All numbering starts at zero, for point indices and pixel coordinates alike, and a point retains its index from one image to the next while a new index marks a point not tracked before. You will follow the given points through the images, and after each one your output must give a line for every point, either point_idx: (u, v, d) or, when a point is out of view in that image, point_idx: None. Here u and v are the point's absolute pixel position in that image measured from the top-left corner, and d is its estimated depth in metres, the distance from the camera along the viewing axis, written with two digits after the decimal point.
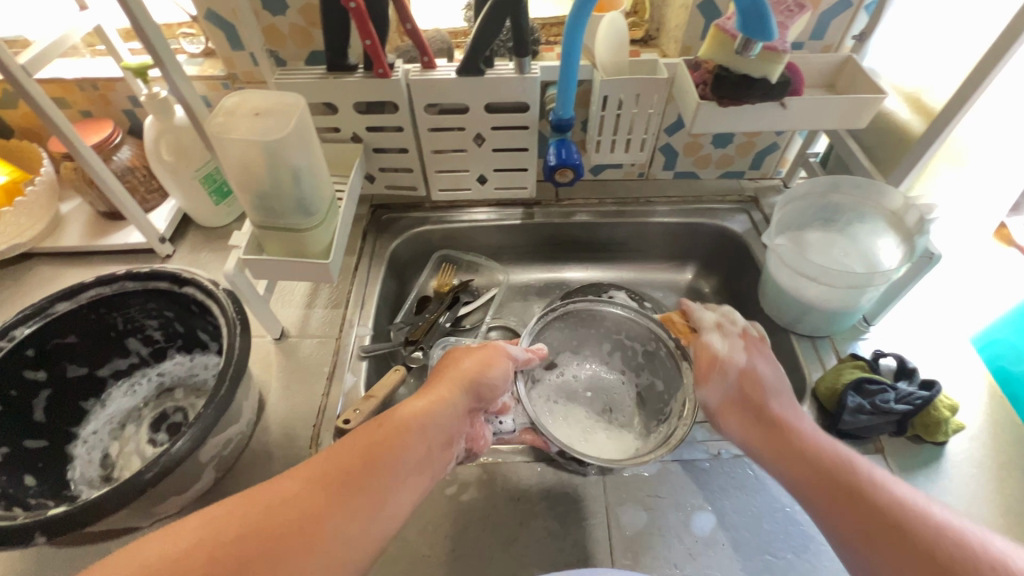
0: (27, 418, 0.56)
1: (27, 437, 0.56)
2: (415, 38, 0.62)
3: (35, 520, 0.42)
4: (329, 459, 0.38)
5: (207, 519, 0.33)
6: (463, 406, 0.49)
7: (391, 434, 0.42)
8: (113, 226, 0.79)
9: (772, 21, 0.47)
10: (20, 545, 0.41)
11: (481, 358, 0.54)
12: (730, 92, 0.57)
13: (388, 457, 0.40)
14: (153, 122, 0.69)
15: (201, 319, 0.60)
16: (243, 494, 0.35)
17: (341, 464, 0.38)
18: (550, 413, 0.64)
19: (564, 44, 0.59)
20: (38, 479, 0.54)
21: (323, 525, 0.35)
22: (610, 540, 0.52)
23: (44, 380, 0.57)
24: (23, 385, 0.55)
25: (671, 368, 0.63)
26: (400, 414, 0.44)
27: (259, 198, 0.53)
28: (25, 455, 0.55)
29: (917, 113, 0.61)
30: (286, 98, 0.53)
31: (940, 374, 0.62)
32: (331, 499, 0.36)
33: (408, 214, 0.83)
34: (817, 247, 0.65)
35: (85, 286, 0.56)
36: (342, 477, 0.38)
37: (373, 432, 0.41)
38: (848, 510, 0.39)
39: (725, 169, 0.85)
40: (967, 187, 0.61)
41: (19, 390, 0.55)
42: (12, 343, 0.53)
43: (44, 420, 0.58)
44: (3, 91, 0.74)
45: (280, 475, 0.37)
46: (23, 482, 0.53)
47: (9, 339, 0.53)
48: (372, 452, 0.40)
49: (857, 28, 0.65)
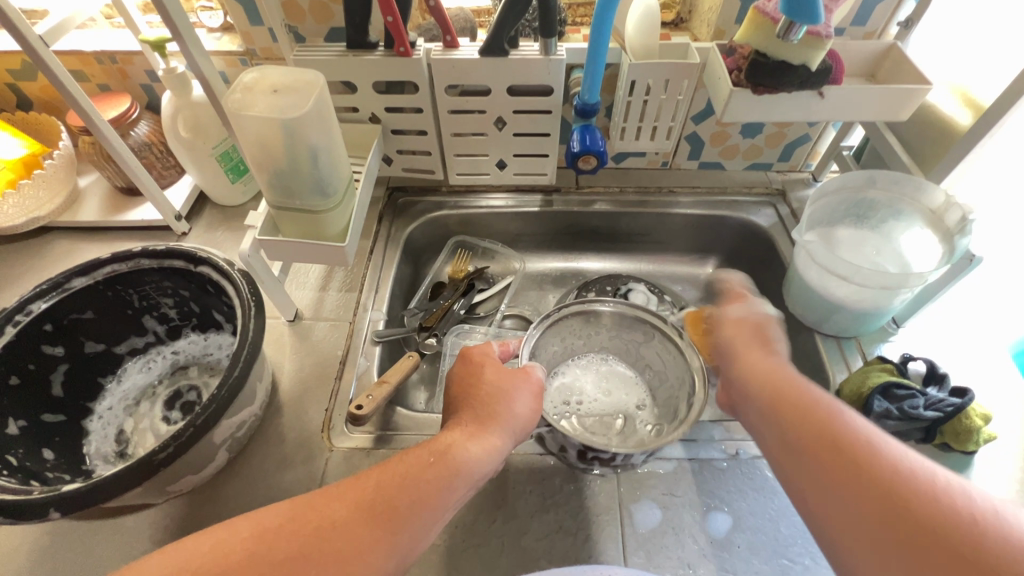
0: (46, 392, 0.56)
1: (45, 411, 0.56)
2: (438, 16, 0.60)
3: (51, 496, 0.42)
4: (377, 480, 0.40)
5: (261, 528, 0.36)
6: (506, 453, 0.47)
7: (439, 475, 0.41)
8: (130, 202, 0.78)
9: (818, 3, 0.44)
10: (36, 521, 0.42)
11: (516, 381, 0.51)
12: (766, 79, 0.54)
13: (431, 497, 0.40)
14: (171, 97, 0.68)
15: (217, 299, 0.59)
16: (304, 503, 0.38)
17: (389, 495, 0.39)
18: (568, 416, 0.61)
19: (594, 24, 0.56)
20: (55, 453, 0.55)
21: (361, 547, 0.36)
22: (622, 537, 0.52)
23: (62, 355, 0.57)
24: (42, 359, 0.55)
25: (677, 359, 0.59)
26: (453, 454, 0.43)
27: (276, 178, 0.52)
28: (43, 428, 0.55)
29: (964, 108, 0.57)
30: (306, 75, 0.52)
31: (970, 381, 0.60)
32: (370, 531, 0.37)
33: (425, 198, 0.82)
34: (849, 245, 0.62)
35: (101, 263, 0.56)
36: (385, 507, 0.39)
37: (424, 466, 0.41)
38: (810, 447, 0.38)
39: (753, 160, 0.82)
40: (1013, 185, 0.58)
41: (38, 364, 0.55)
42: (30, 317, 0.53)
43: (63, 395, 0.58)
44: (23, 63, 0.74)
45: (338, 493, 0.39)
46: (41, 455, 0.53)
47: (26, 313, 0.52)
48: (408, 475, 0.41)
49: (903, 15, 0.61)
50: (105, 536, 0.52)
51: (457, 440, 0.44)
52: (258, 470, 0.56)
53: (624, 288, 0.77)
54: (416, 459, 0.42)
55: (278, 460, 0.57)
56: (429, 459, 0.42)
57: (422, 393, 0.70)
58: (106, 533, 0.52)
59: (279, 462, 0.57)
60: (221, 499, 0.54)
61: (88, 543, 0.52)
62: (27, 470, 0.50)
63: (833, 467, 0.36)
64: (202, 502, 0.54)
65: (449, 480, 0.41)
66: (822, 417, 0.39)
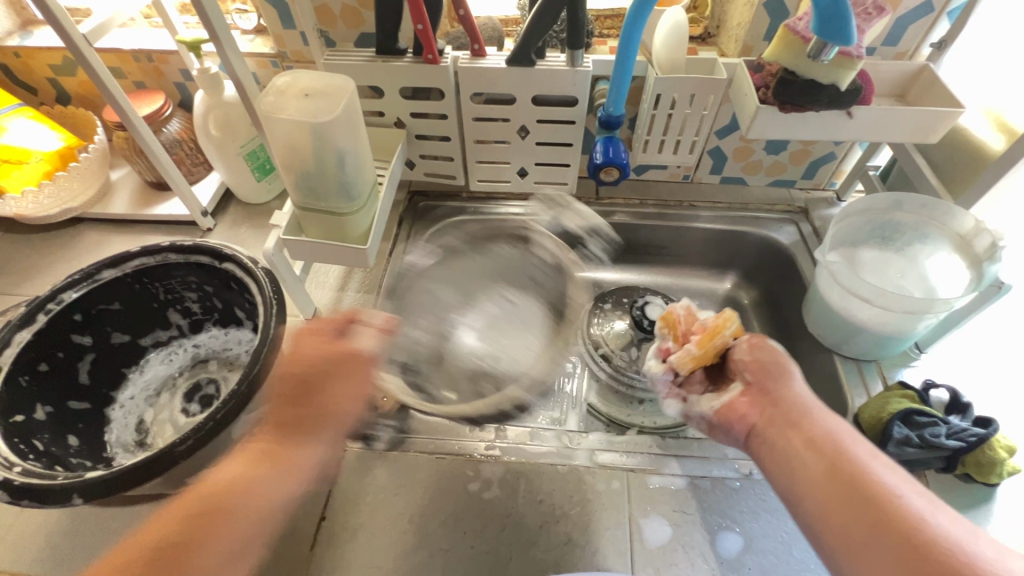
0: (72, 381, 0.58)
1: (70, 399, 0.57)
2: (467, 25, 0.61)
3: (74, 482, 0.43)
4: (159, 530, 0.46)
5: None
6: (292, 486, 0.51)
7: (209, 509, 0.47)
8: (159, 196, 0.80)
9: (852, 24, 0.44)
10: (59, 505, 0.43)
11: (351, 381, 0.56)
12: (794, 97, 0.54)
13: (210, 531, 0.46)
14: (203, 96, 0.70)
15: (239, 296, 0.61)
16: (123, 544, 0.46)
17: (166, 536, 0.45)
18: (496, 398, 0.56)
19: (622, 38, 0.57)
20: (79, 441, 0.56)
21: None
22: (631, 552, 0.51)
23: (89, 344, 0.59)
24: (70, 347, 0.57)
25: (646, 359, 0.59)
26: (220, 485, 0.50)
27: (303, 180, 0.53)
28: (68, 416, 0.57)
29: (996, 132, 0.56)
30: (337, 80, 0.53)
31: (994, 412, 0.58)
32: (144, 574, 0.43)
33: (445, 203, 0.83)
34: (872, 267, 0.61)
35: (131, 256, 0.57)
36: (164, 551, 0.44)
37: (195, 506, 0.47)
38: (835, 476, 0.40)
39: (775, 177, 0.81)
40: None
41: (66, 353, 0.56)
42: (60, 306, 0.54)
43: (88, 383, 0.60)
44: (64, 58, 0.76)
45: (133, 539, 0.46)
46: (64, 441, 0.54)
47: (57, 301, 0.54)
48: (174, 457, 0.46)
49: (936, 36, 0.60)
50: (123, 523, 0.53)
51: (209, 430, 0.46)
52: None
53: (641, 301, 0.74)
54: (200, 499, 0.48)
55: None
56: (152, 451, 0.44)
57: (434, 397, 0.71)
58: (125, 520, 0.54)
59: None
60: None
61: (105, 530, 0.53)
62: (51, 456, 0.51)
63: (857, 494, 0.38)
64: None
65: (220, 518, 0.47)
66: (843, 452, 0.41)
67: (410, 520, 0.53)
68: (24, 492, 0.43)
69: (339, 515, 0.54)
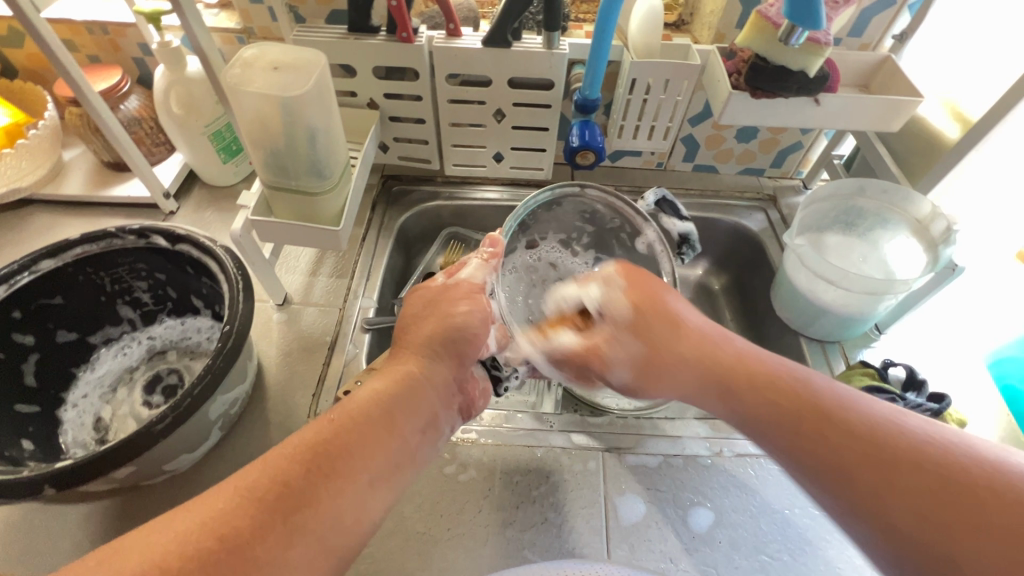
0: (18, 382, 0.54)
1: (18, 402, 0.54)
2: (442, 4, 0.60)
3: (43, 472, 0.40)
4: None
5: None
6: None
7: None
8: (116, 177, 0.76)
9: (821, 8, 0.45)
10: (29, 498, 0.40)
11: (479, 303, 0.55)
12: (765, 82, 0.55)
13: None
14: (164, 71, 0.67)
15: (195, 279, 0.58)
16: None
17: None
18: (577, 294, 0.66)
19: (598, 22, 0.57)
20: (34, 443, 0.53)
21: None
22: (607, 530, 0.52)
23: (31, 343, 0.55)
24: (12, 347, 0.53)
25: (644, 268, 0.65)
26: None
27: (272, 157, 0.52)
28: (16, 419, 0.53)
29: (952, 121, 0.59)
30: (309, 54, 0.51)
31: (947, 388, 0.62)
32: None
33: (420, 187, 0.81)
34: (836, 252, 0.63)
35: (71, 244, 0.53)
36: None
37: None
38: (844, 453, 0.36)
39: (746, 165, 0.83)
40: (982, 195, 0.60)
41: (6, 353, 0.53)
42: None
43: (36, 385, 0.56)
44: (10, 29, 0.71)
45: None
46: (18, 444, 0.51)
47: None
48: (390, 389, 0.44)
49: (898, 28, 0.62)
50: (86, 516, 0.51)
51: (419, 356, 0.48)
52: (241, 454, 0.56)
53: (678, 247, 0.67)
54: None
55: (264, 446, 0.56)
56: (434, 336, 0.50)
57: None
58: (87, 513, 0.51)
59: (265, 447, 0.56)
60: (203, 484, 0.53)
61: (67, 524, 0.51)
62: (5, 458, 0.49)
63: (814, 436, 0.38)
64: (186, 484, 0.53)
65: None
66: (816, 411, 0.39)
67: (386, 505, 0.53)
68: None
69: None
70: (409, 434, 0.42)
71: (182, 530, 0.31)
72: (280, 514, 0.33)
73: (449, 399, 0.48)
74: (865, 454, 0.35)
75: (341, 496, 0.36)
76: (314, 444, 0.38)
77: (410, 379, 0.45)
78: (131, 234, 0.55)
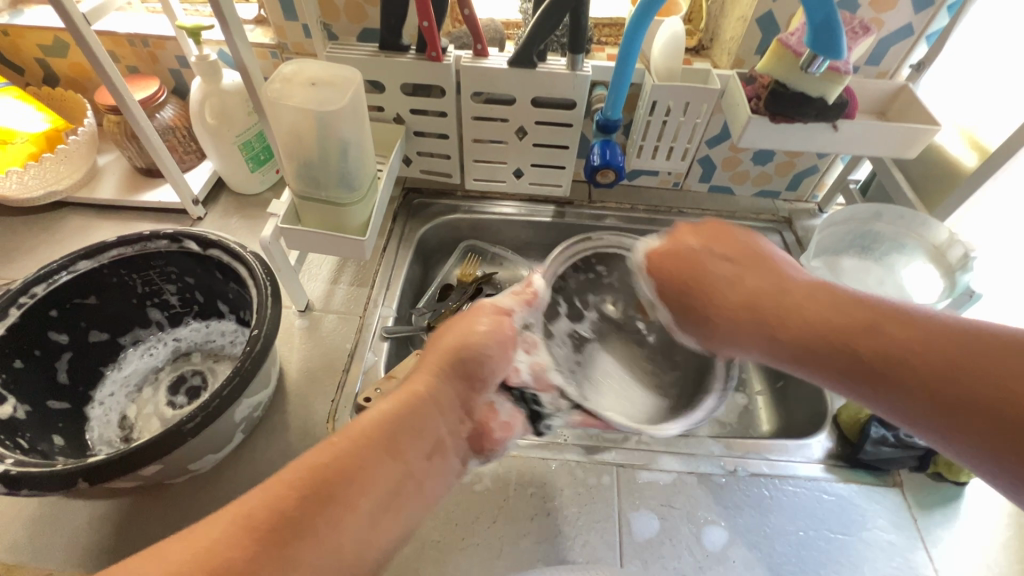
0: (51, 378, 0.56)
1: (50, 398, 0.55)
2: (471, 25, 0.62)
3: (77, 467, 0.42)
4: None
5: None
6: None
7: None
8: (148, 182, 0.79)
9: (842, 39, 0.47)
10: (61, 491, 0.41)
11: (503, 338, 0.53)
12: (784, 108, 0.57)
13: None
14: (201, 83, 0.69)
15: (223, 284, 0.60)
16: None
17: None
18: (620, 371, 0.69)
19: (622, 47, 0.59)
20: (62, 438, 0.54)
21: None
22: (621, 545, 0.52)
23: (65, 342, 0.57)
24: (47, 345, 0.55)
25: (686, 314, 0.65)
26: None
27: (305, 168, 0.54)
28: (47, 414, 0.55)
29: (969, 149, 0.60)
30: (345, 72, 0.53)
31: None
32: None
33: (440, 200, 0.83)
34: (853, 275, 0.64)
35: (107, 246, 0.55)
36: None
37: None
38: (862, 370, 0.37)
39: (762, 187, 0.84)
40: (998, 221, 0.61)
41: (43, 350, 0.55)
42: (32, 301, 0.52)
43: (67, 383, 0.58)
44: (56, 39, 0.75)
45: None
46: (49, 439, 0.53)
47: (30, 295, 0.52)
48: (396, 410, 0.42)
49: (915, 58, 0.64)
50: (109, 512, 0.52)
51: (429, 375, 0.46)
52: (262, 455, 0.57)
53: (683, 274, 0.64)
54: None
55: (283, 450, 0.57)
56: (450, 355, 0.48)
57: None
58: (112, 509, 0.52)
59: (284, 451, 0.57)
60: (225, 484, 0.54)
61: (89, 520, 0.52)
62: (36, 452, 0.50)
63: (873, 365, 0.36)
64: (206, 484, 0.54)
65: None
66: (836, 327, 0.38)
67: None
68: (22, 482, 0.41)
69: None
70: (414, 460, 0.40)
71: (175, 561, 0.30)
72: (275, 546, 0.32)
73: (456, 425, 0.45)
74: (891, 361, 0.35)
75: (338, 525, 0.34)
76: (314, 464, 0.36)
77: (416, 398, 0.43)
78: (165, 238, 0.57)
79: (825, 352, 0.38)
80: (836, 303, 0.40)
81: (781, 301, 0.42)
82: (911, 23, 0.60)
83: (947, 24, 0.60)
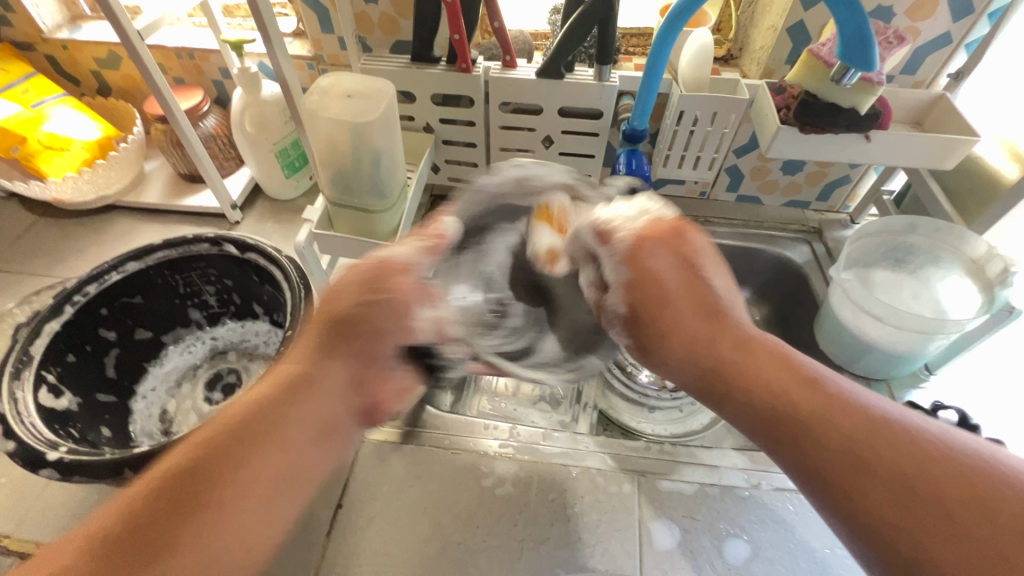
0: (101, 373, 0.59)
1: (100, 391, 0.59)
2: (500, 37, 0.64)
3: (123, 457, 0.44)
4: None
5: None
6: None
7: None
8: (190, 187, 0.83)
9: (875, 50, 0.46)
10: (108, 480, 0.44)
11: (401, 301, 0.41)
12: (815, 118, 0.56)
13: None
14: (242, 94, 0.72)
15: (258, 286, 0.63)
16: None
17: None
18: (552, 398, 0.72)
19: (650, 56, 0.59)
20: (109, 430, 0.58)
21: None
22: (640, 554, 0.52)
23: (113, 339, 0.61)
24: (97, 341, 0.58)
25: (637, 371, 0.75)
26: None
27: (339, 176, 0.56)
28: (96, 406, 0.58)
29: (1010, 161, 0.58)
30: (378, 84, 0.55)
31: (1002, 435, 0.60)
32: None
33: (467, 207, 0.85)
34: (885, 288, 0.62)
35: (154, 248, 0.58)
36: None
37: None
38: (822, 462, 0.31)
39: (791, 197, 0.83)
40: None
41: (94, 346, 0.58)
42: (85, 299, 0.55)
43: (115, 377, 0.61)
44: (110, 52, 0.80)
45: None
46: (97, 430, 0.56)
47: (83, 294, 0.55)
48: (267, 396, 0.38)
49: (954, 66, 0.62)
50: None
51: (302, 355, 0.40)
52: None
53: None
54: None
55: None
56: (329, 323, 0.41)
57: (448, 395, 0.73)
58: None
59: None
60: None
61: None
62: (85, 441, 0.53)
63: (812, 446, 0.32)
64: None
65: None
66: (816, 426, 0.32)
67: (424, 511, 0.55)
68: (72, 469, 0.44)
69: (355, 504, 0.55)
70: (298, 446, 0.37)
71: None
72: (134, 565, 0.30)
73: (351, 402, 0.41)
74: (864, 454, 0.30)
75: (207, 531, 0.32)
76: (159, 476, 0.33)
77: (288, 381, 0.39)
78: (206, 241, 0.60)
79: (789, 417, 0.33)
80: (892, 429, 0.31)
81: (797, 401, 0.33)
82: (949, 32, 0.59)
83: (987, 33, 0.58)
